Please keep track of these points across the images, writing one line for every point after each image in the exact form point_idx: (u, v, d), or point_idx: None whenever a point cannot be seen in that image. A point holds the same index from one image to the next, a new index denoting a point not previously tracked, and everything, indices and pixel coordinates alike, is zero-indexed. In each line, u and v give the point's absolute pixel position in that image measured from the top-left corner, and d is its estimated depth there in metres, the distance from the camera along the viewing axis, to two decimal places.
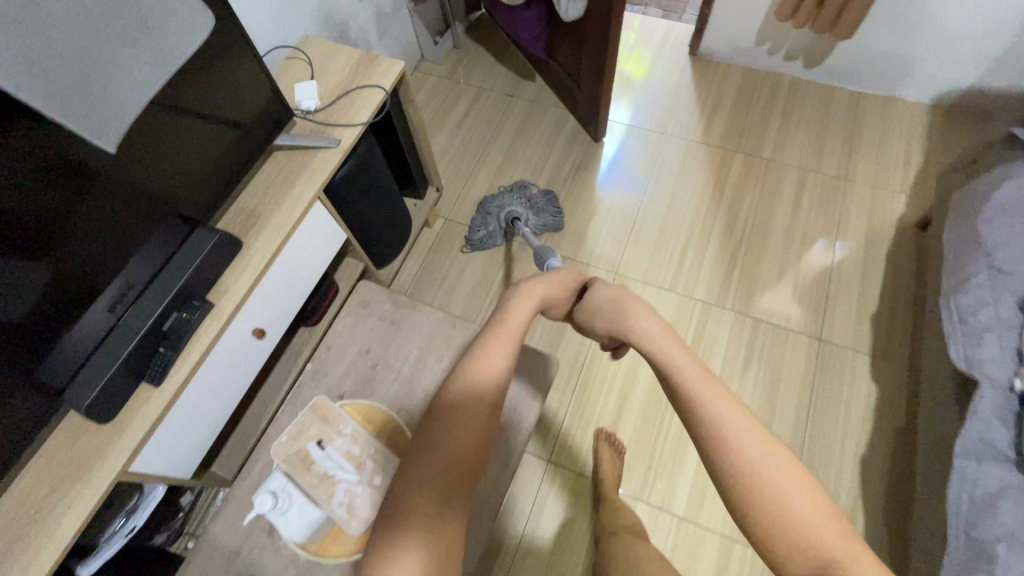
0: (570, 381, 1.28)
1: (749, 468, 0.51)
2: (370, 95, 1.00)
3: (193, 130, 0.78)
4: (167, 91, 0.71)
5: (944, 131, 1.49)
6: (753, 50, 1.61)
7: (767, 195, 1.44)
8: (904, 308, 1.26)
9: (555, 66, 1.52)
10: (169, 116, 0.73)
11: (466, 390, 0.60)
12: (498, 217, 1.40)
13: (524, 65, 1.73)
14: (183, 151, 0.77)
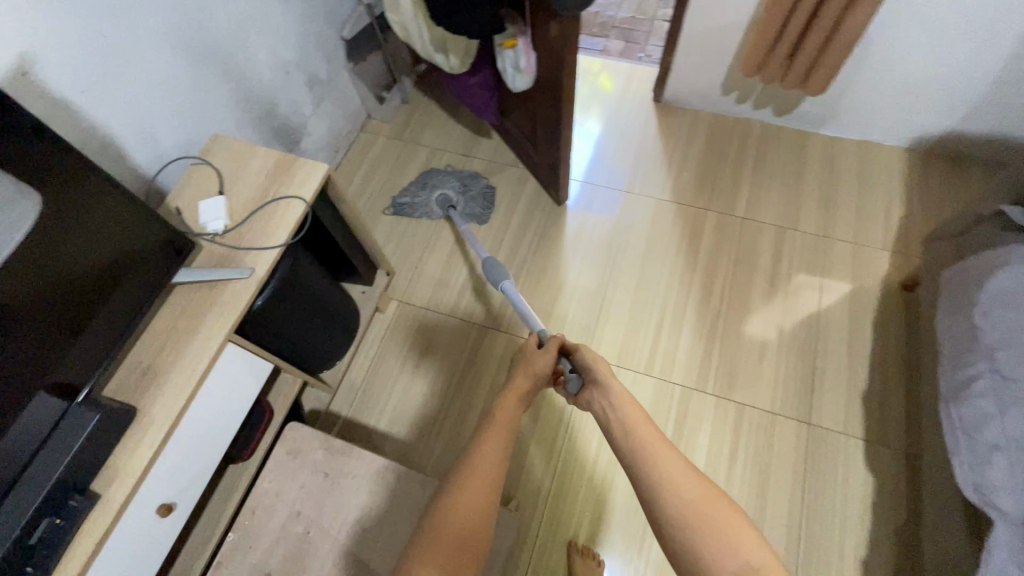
0: (540, 485, 1.14)
1: (692, 517, 0.66)
2: (289, 209, 0.87)
3: (69, 290, 0.66)
4: (6, 266, 0.58)
5: (926, 177, 1.41)
6: (719, 98, 1.52)
7: (743, 257, 1.34)
8: (896, 382, 1.17)
9: (510, 128, 1.40)
10: (18, 292, 0.60)
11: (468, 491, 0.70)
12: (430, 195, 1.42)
13: (478, 119, 1.61)
14: (56, 318, 0.65)
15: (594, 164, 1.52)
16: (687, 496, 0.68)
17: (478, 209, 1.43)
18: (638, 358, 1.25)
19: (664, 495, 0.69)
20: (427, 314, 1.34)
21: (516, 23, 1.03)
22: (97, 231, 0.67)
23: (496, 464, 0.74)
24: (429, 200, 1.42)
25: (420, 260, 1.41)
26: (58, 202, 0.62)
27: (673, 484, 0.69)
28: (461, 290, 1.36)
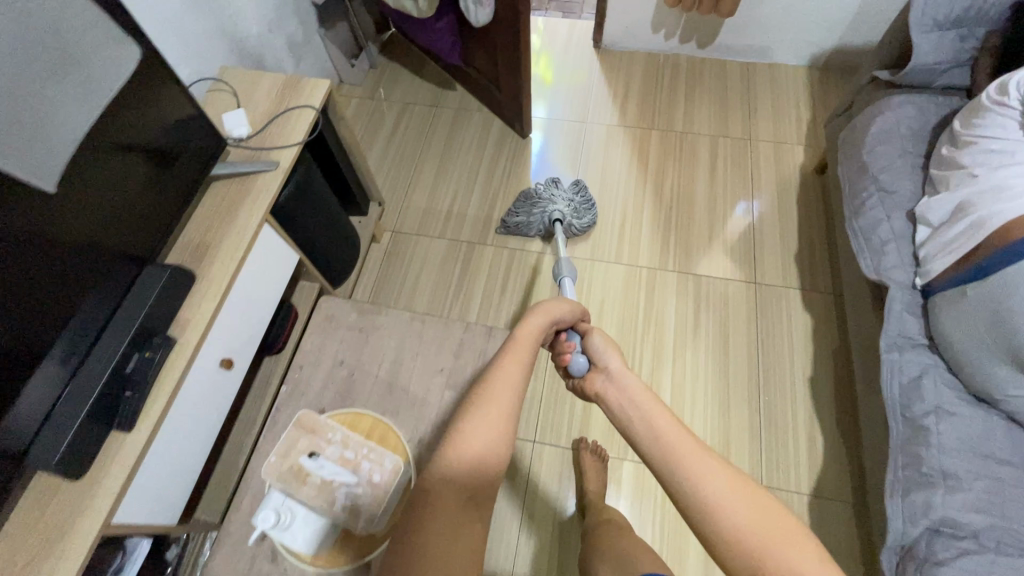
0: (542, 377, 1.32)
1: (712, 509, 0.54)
2: (301, 117, 1.01)
3: (139, 165, 0.77)
4: (98, 126, 0.69)
5: (824, 87, 1.68)
6: (649, 38, 1.75)
7: (686, 165, 1.57)
8: (821, 245, 1.40)
9: (473, 72, 1.58)
10: (105, 153, 0.71)
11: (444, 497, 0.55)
12: (541, 215, 1.38)
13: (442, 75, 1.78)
14: (131, 177, 0.76)
15: (543, 112, 1.70)
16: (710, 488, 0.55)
17: (585, 220, 1.41)
18: (608, 252, 1.44)
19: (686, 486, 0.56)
20: (418, 238, 1.49)
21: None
22: (160, 114, 0.79)
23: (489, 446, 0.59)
24: (541, 219, 1.39)
25: (406, 196, 1.56)
26: (137, 79, 0.74)
27: (690, 469, 0.57)
28: (447, 214, 1.52)
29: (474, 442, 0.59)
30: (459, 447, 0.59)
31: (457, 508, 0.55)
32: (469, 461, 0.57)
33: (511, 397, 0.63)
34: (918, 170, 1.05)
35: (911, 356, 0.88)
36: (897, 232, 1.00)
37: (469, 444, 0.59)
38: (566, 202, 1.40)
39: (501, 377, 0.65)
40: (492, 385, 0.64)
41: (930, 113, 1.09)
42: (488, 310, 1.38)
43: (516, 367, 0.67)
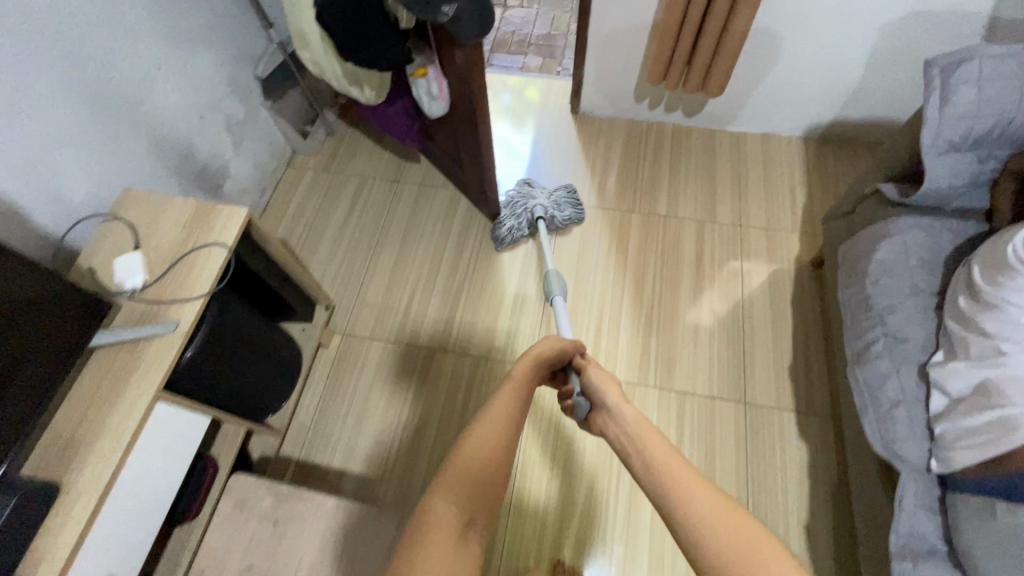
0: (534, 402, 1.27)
1: (704, 522, 0.55)
2: (210, 259, 0.86)
3: None
4: None
5: (822, 163, 1.54)
6: (632, 105, 1.60)
7: (670, 254, 1.42)
8: (817, 356, 1.26)
9: (435, 151, 1.43)
10: None
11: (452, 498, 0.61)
12: (524, 211, 1.39)
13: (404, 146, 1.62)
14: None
15: (529, 149, 1.62)
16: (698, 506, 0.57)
17: (568, 212, 1.42)
18: None
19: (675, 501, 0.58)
20: (372, 343, 1.33)
21: (423, 53, 1.06)
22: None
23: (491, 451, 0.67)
24: (525, 216, 1.40)
25: (360, 290, 1.40)
26: None
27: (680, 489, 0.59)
28: (405, 313, 1.37)
29: (476, 454, 0.66)
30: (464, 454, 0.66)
31: (457, 520, 0.59)
32: (467, 467, 0.64)
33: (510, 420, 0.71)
34: (930, 313, 0.91)
35: (927, 569, 0.74)
36: (908, 393, 0.86)
37: (471, 451, 0.66)
38: (548, 197, 1.42)
39: (502, 402, 0.73)
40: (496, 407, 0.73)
41: (943, 240, 0.95)
42: (446, 434, 1.23)
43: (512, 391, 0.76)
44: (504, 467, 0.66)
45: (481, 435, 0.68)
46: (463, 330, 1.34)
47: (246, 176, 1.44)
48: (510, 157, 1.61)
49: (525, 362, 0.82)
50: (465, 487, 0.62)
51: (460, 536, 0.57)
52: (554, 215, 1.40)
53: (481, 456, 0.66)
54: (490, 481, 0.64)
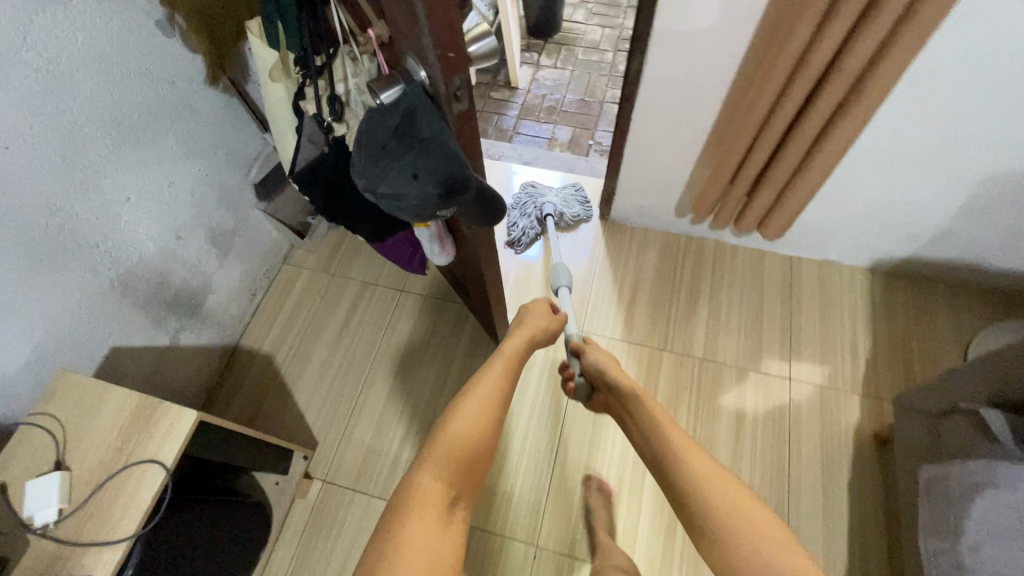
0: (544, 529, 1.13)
1: (723, 512, 0.67)
2: (142, 481, 0.71)
3: None
4: None
5: (891, 302, 1.31)
6: (670, 218, 1.41)
7: (704, 408, 1.23)
8: (875, 563, 1.06)
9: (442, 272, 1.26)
10: None
11: (444, 452, 0.71)
12: (533, 210, 1.44)
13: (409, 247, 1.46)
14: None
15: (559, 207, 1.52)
16: (714, 498, 0.69)
17: (577, 210, 1.47)
18: None
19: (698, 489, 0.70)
20: (355, 496, 1.17)
21: None
22: None
23: (480, 422, 0.75)
24: (534, 216, 1.45)
25: (348, 426, 1.25)
26: None
27: (701, 482, 0.71)
28: (395, 459, 1.21)
29: (469, 413, 0.75)
30: (459, 416, 0.75)
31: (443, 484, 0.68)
32: (458, 436, 0.73)
33: (500, 385, 0.81)
34: None
35: None
36: None
37: (462, 419, 0.74)
38: (560, 196, 1.48)
39: (492, 368, 0.83)
40: (485, 369, 0.83)
41: None
42: None
43: (505, 364, 0.85)
44: (486, 452, 0.74)
45: (470, 413, 0.75)
46: None
47: (234, 286, 1.30)
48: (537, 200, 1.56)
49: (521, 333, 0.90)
50: (452, 471, 0.70)
51: (445, 508, 0.67)
52: (564, 212, 1.45)
53: (474, 431, 0.74)
54: (480, 460, 0.74)
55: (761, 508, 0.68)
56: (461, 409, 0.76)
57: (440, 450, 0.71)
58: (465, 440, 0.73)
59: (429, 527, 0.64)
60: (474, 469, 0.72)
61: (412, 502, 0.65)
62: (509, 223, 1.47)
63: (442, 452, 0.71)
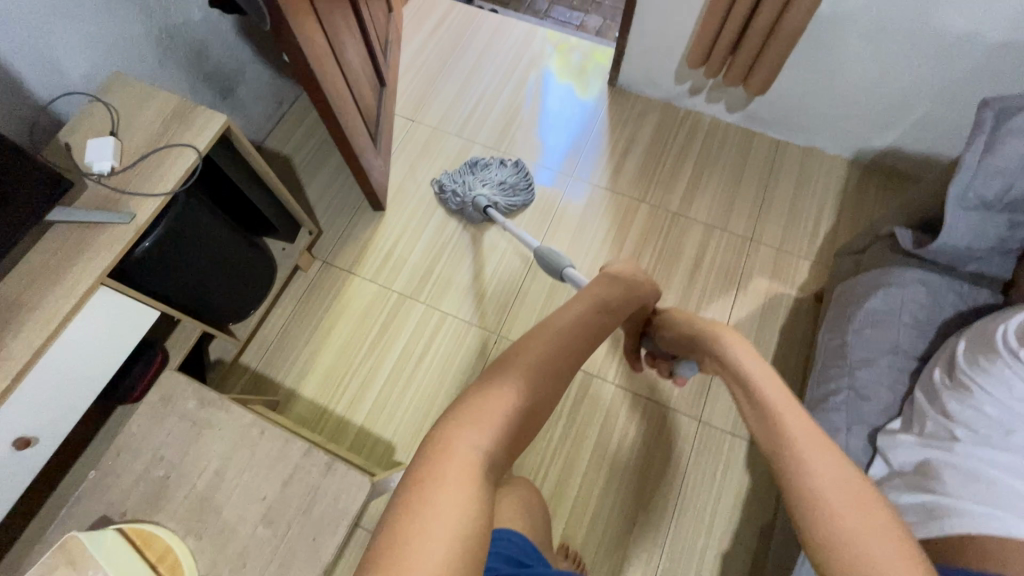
0: (505, 317, 1.29)
1: (826, 483, 0.48)
2: (179, 158, 0.86)
3: None
4: None
5: (862, 189, 1.40)
6: (671, 87, 1.49)
7: (667, 255, 1.35)
8: (790, 390, 1.21)
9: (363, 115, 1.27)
10: None
11: (501, 388, 0.56)
12: (466, 194, 1.34)
13: (400, 95, 1.57)
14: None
15: (563, 130, 1.52)
16: (815, 464, 0.49)
17: (515, 200, 1.38)
18: None
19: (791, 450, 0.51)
20: (349, 277, 1.34)
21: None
22: None
23: (547, 361, 0.61)
24: (467, 198, 1.34)
25: (350, 223, 1.40)
26: None
27: (780, 419, 0.54)
28: (386, 254, 1.36)
29: (540, 355, 0.61)
30: (525, 359, 0.60)
31: (489, 431, 0.52)
32: (505, 397, 0.55)
33: (568, 347, 0.65)
34: (906, 374, 0.83)
35: None
36: (852, 452, 0.80)
37: (527, 357, 0.61)
38: (486, 184, 1.35)
39: (563, 323, 0.68)
40: (547, 323, 0.68)
41: (945, 301, 0.86)
42: (394, 384, 1.23)
43: (572, 322, 0.69)
44: (542, 406, 0.59)
45: (534, 356, 0.61)
46: (440, 283, 1.33)
47: (262, 85, 1.42)
48: (550, 113, 1.54)
49: (589, 300, 0.76)
50: (507, 411, 0.54)
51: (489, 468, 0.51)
52: (501, 205, 1.36)
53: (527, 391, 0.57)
54: (527, 418, 0.57)
55: (870, 493, 0.48)
56: (526, 354, 0.61)
57: (497, 389, 0.56)
58: (526, 382, 0.58)
59: (457, 493, 0.47)
60: (529, 422, 0.58)
61: (452, 452, 0.50)
62: (443, 185, 1.37)
63: (498, 389, 0.56)
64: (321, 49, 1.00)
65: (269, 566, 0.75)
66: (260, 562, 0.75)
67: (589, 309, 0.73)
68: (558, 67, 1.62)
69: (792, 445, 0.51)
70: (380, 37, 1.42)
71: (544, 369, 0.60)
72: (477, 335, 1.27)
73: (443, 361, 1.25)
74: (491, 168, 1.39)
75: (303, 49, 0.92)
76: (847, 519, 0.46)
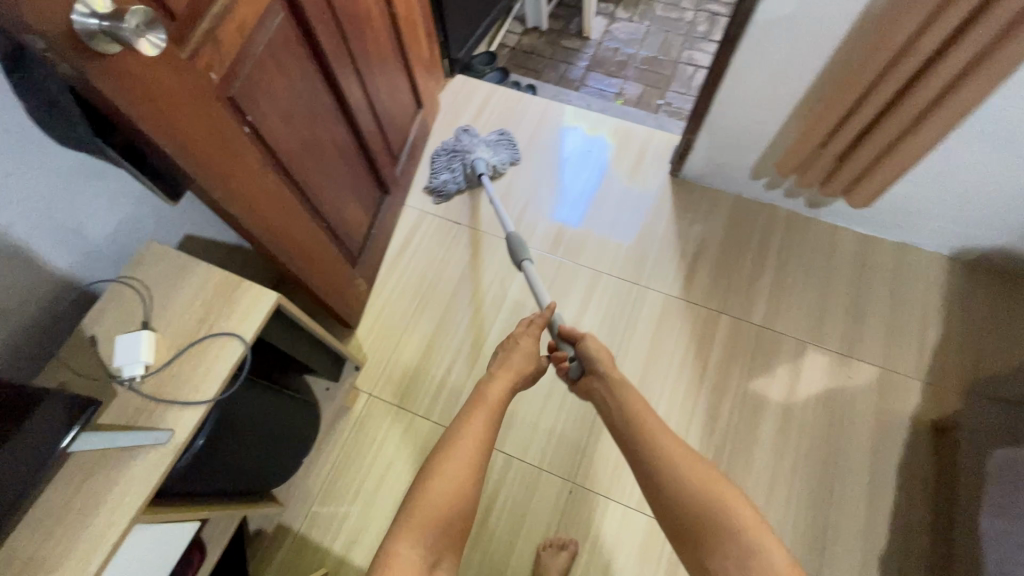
0: (582, 462, 1.13)
1: (720, 515, 0.65)
2: (223, 350, 0.73)
3: None
4: None
5: (970, 293, 1.25)
6: (744, 181, 1.35)
7: (755, 377, 1.20)
8: (919, 542, 1.04)
9: (340, 233, 1.13)
10: None
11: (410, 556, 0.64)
12: (462, 162, 1.36)
13: (413, 185, 1.46)
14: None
15: (581, 226, 1.39)
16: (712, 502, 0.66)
17: (504, 157, 1.41)
18: (630, 489, 1.10)
19: (691, 503, 0.67)
20: (398, 413, 1.19)
21: (230, 147, 0.74)
22: None
23: (444, 510, 0.68)
24: (461, 173, 1.38)
25: (397, 347, 1.26)
26: None
27: (682, 486, 0.69)
28: (440, 384, 1.21)
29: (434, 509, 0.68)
30: (421, 516, 0.67)
31: None
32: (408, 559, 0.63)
33: (461, 477, 0.71)
34: None
35: None
36: None
37: (424, 510, 0.67)
38: (484, 145, 1.38)
39: (453, 450, 0.73)
40: (440, 459, 0.73)
41: None
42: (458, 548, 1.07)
43: (466, 449, 0.74)
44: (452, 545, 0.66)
45: (433, 503, 0.68)
46: (503, 419, 1.17)
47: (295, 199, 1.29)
48: (570, 208, 1.42)
49: (490, 396, 0.83)
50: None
51: None
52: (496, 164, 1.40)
53: (454, 486, 0.70)
54: (455, 519, 0.69)
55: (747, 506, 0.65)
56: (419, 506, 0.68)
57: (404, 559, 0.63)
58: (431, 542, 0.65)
59: None
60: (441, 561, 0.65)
61: None
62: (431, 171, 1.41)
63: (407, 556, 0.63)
64: (268, 192, 0.85)
65: None
66: None
67: (477, 439, 0.75)
68: (604, 154, 1.49)
69: (685, 490, 0.68)
70: (391, 144, 1.32)
71: (447, 516, 0.68)
72: (549, 484, 1.11)
73: (512, 516, 1.09)
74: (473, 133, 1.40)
75: (231, 208, 0.77)
76: (687, 483, 0.69)
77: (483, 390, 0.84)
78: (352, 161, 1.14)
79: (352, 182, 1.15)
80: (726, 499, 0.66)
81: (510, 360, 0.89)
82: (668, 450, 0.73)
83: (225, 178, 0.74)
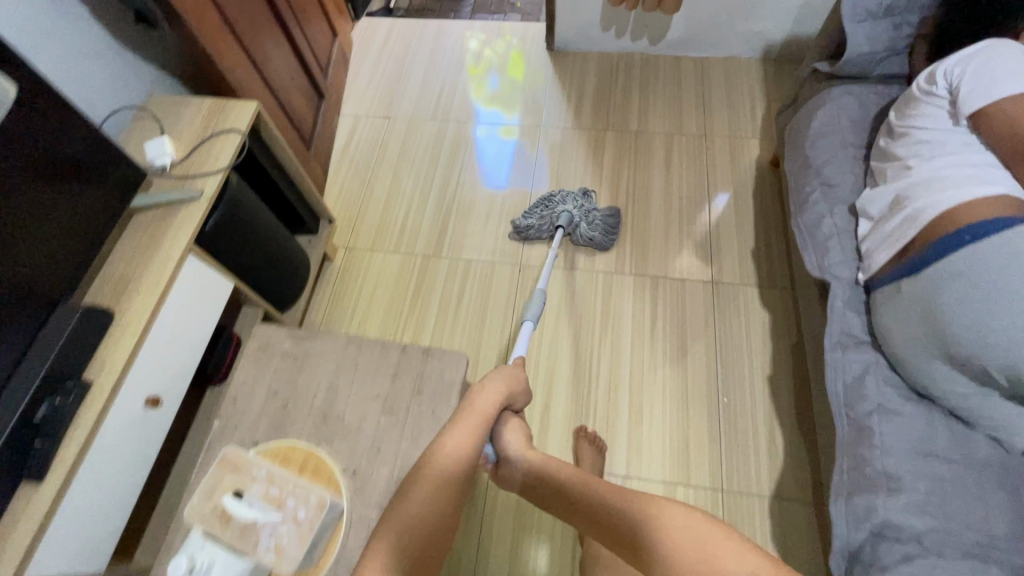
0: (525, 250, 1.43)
1: (686, 548, 0.60)
2: (227, 142, 0.98)
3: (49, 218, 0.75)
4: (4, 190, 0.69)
5: (777, 77, 1.67)
6: (599, 35, 1.72)
7: (641, 166, 1.55)
8: (776, 238, 1.40)
9: (291, 114, 1.40)
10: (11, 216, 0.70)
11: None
12: (552, 217, 1.38)
13: (343, 100, 1.75)
14: (32, 182, 0.72)
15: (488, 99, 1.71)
16: (675, 537, 0.61)
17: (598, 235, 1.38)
18: (563, 257, 1.41)
19: (660, 548, 0.61)
20: (372, 254, 1.46)
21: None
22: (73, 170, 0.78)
23: (427, 509, 0.70)
24: (552, 224, 1.38)
25: (359, 210, 1.53)
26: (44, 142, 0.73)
27: (674, 538, 0.61)
28: (400, 225, 1.50)
29: (405, 522, 0.69)
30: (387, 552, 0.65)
31: None
32: None
33: (447, 482, 0.73)
34: (859, 162, 1.04)
35: (853, 354, 0.87)
36: (840, 227, 0.98)
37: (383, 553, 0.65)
38: (578, 210, 1.39)
39: (440, 453, 0.75)
40: (433, 455, 0.75)
41: (870, 103, 1.08)
42: (443, 324, 1.35)
43: (460, 439, 0.76)
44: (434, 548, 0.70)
45: (417, 502, 0.70)
46: (455, 239, 1.46)
47: None
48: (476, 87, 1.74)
49: (424, 481, 0.73)
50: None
51: None
52: (583, 232, 1.38)
53: (428, 504, 0.70)
54: (439, 517, 0.71)
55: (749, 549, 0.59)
56: (387, 547, 0.65)
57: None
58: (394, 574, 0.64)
59: None
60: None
61: None
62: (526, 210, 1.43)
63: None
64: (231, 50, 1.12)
65: (400, 443, 0.85)
66: (392, 445, 0.85)
67: (477, 425, 0.79)
68: (491, 45, 1.84)
69: (657, 536, 0.62)
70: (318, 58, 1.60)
71: (421, 526, 0.69)
72: (501, 270, 1.40)
73: (478, 295, 1.38)
74: (587, 197, 1.42)
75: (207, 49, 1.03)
76: (669, 514, 0.64)
77: (443, 438, 0.76)
78: (291, 59, 1.41)
79: (293, 77, 1.43)
80: (710, 543, 0.59)
81: (487, 393, 0.84)
82: (642, 512, 0.66)
83: (200, 23, 1.01)
